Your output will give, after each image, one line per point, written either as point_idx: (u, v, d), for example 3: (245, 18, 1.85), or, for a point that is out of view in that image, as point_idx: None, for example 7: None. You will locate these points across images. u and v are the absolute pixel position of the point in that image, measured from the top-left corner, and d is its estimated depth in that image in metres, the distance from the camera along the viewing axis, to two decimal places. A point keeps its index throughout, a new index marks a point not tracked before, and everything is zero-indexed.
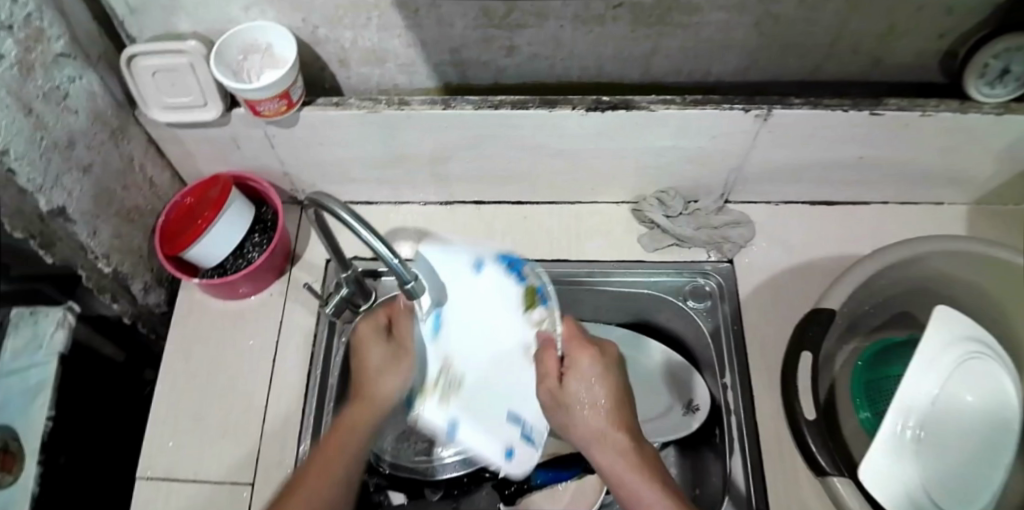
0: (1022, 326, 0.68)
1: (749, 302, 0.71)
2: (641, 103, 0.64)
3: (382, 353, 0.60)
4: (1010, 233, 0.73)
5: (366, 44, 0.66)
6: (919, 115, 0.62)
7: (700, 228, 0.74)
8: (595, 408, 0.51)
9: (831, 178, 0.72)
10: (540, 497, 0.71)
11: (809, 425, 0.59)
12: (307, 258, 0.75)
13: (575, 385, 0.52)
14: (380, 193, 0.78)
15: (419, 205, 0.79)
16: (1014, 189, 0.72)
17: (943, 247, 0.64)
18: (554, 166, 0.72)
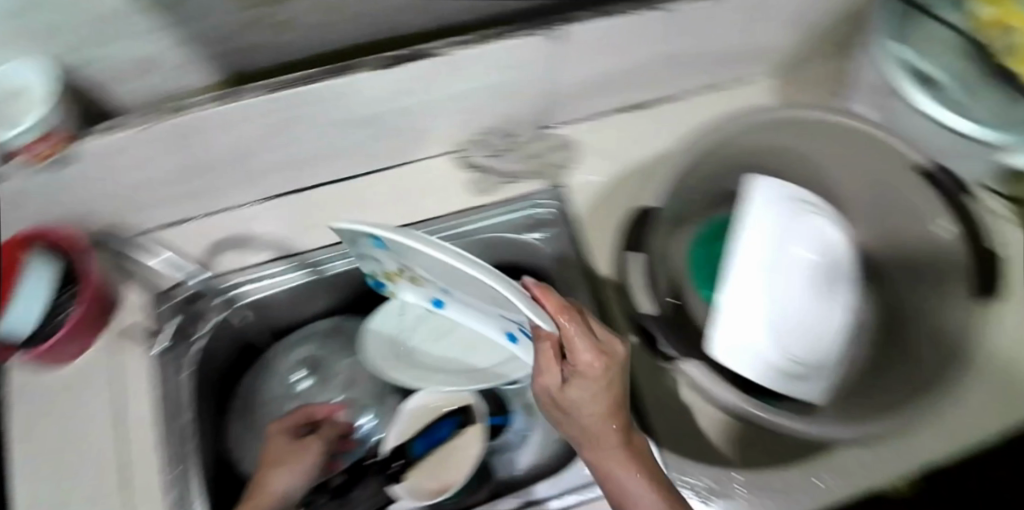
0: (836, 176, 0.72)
1: (584, 219, 0.72)
2: (428, 51, 0.63)
3: (284, 445, 0.66)
4: (816, 94, 0.76)
5: (131, 54, 0.62)
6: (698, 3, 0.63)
7: (526, 160, 0.74)
8: (598, 413, 0.50)
9: (638, 81, 0.73)
10: (424, 470, 0.67)
11: None
12: (141, 296, 0.72)
13: (576, 391, 0.50)
14: (200, 205, 0.74)
15: (244, 207, 0.76)
16: (810, 52, 0.74)
17: (746, 120, 0.66)
18: (366, 133, 0.71)
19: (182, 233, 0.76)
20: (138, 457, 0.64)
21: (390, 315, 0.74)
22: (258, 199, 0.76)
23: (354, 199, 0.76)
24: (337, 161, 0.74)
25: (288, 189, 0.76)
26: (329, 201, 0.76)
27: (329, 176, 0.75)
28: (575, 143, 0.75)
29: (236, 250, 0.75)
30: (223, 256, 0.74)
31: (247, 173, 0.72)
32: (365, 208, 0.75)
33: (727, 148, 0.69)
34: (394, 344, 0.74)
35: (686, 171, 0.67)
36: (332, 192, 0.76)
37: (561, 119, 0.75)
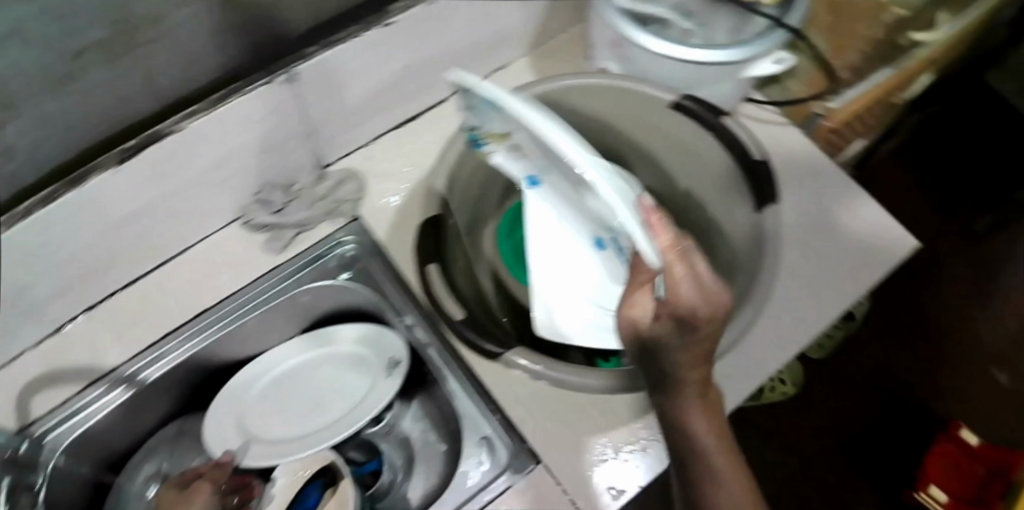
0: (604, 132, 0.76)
1: (393, 245, 0.70)
2: (166, 129, 0.57)
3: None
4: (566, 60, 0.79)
5: None
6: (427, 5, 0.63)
7: (314, 205, 0.71)
8: (672, 360, 0.47)
9: (399, 96, 0.72)
10: None
11: (460, 323, 0.62)
12: None
13: (662, 327, 0.45)
14: None
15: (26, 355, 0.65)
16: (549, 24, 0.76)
17: None
18: (132, 234, 0.63)
19: None
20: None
21: (234, 399, 0.72)
22: (54, 329, 0.66)
23: (147, 302, 0.69)
24: (111, 273, 0.66)
25: (73, 313, 0.67)
26: (121, 314, 0.68)
27: (110, 288, 0.68)
28: (359, 172, 0.73)
29: (45, 390, 0.64)
30: (30, 400, 0.64)
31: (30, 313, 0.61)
32: (167, 306, 0.69)
33: None
34: (244, 428, 0.71)
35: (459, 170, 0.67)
36: (117, 300, 0.69)
37: (336, 154, 0.73)
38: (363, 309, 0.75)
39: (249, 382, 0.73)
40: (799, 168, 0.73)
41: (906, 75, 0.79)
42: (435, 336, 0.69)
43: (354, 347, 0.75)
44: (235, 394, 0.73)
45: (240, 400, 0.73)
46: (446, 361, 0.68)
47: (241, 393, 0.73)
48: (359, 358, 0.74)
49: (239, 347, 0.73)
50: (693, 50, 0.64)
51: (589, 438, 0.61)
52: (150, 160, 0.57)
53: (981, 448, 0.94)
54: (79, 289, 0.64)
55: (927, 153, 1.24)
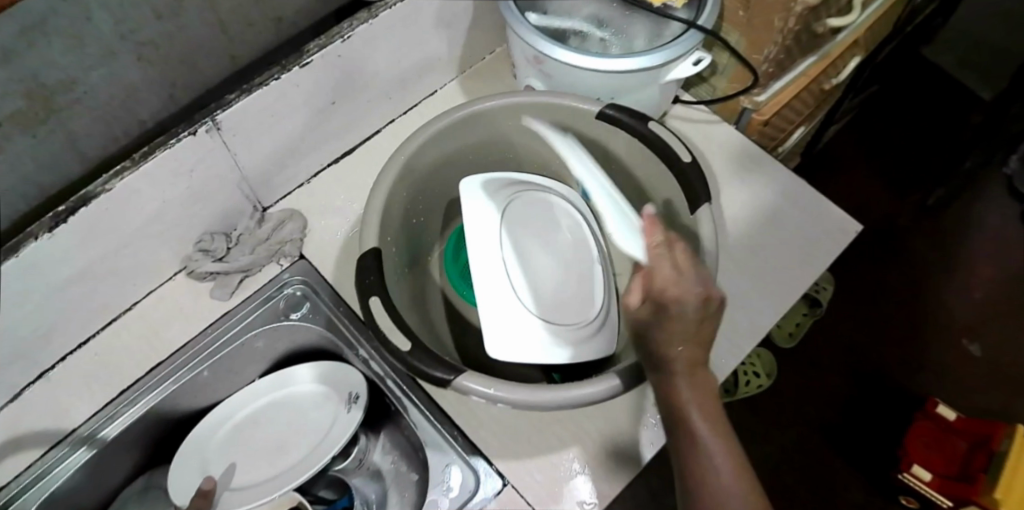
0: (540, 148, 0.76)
1: (337, 279, 0.70)
2: (96, 188, 0.57)
3: None
4: (492, 83, 0.81)
5: None
6: (342, 43, 0.65)
7: (256, 248, 0.71)
8: (663, 338, 0.52)
9: (330, 133, 0.73)
10: None
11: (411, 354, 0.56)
12: None
13: (657, 310, 0.52)
14: None
15: None
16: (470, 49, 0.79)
17: (437, 128, 0.67)
18: (75, 297, 0.64)
19: None
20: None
21: (194, 451, 0.72)
22: (11, 396, 0.65)
23: (99, 363, 0.68)
24: (59, 338, 0.65)
25: (24, 380, 0.65)
26: (70, 378, 0.67)
27: (58, 355, 0.67)
28: (300, 211, 0.74)
29: (9, 457, 0.64)
30: None
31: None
32: (120, 364, 0.68)
33: (428, 158, 0.69)
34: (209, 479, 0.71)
35: (398, 199, 0.67)
36: (67, 366, 0.68)
37: (275, 196, 0.74)
38: (320, 346, 0.75)
39: (207, 432, 0.73)
40: (734, 162, 0.75)
41: (830, 61, 0.82)
42: (390, 367, 0.67)
43: (316, 387, 0.75)
44: (196, 444, 0.72)
45: (200, 451, 0.72)
46: (404, 392, 0.66)
47: (203, 444, 0.72)
48: (318, 396, 0.75)
49: (197, 396, 0.73)
50: (616, 60, 0.65)
51: (554, 454, 0.61)
52: (83, 223, 0.57)
53: (959, 422, 0.93)
54: (26, 359, 0.64)
55: (876, 132, 1.26)
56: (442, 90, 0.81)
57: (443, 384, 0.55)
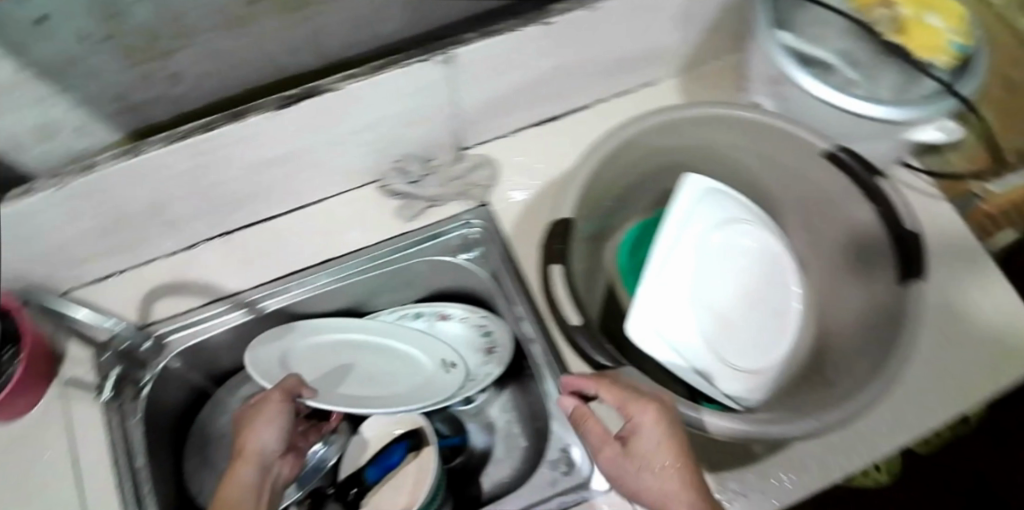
0: (745, 168, 0.74)
1: (516, 235, 0.72)
2: (326, 85, 0.64)
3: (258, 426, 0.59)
4: (714, 90, 0.79)
5: (27, 122, 0.62)
6: (586, 12, 0.66)
7: (444, 183, 0.74)
8: (661, 467, 0.48)
9: (545, 95, 0.75)
10: (384, 496, 0.66)
11: (579, 332, 0.58)
12: (73, 352, 0.73)
13: (640, 438, 0.49)
14: (115, 265, 0.73)
15: (164, 256, 0.74)
16: (701, 51, 0.78)
17: (657, 122, 0.66)
18: (278, 175, 0.70)
19: (106, 290, 0.73)
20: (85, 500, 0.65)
21: (306, 345, 0.73)
22: (186, 245, 0.74)
23: (275, 238, 0.74)
24: (246, 206, 0.72)
25: (210, 233, 0.74)
26: (252, 241, 0.74)
27: (249, 219, 0.74)
28: (496, 159, 0.76)
29: (173, 295, 0.72)
30: (153, 305, 0.71)
31: (177, 224, 0.71)
32: (288, 246, 0.73)
33: (639, 149, 0.68)
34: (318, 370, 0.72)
35: (600, 181, 0.67)
36: (253, 231, 0.74)
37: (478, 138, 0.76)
38: (475, 292, 0.77)
39: (324, 328, 0.73)
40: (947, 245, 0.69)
41: None
42: (540, 332, 0.67)
43: (457, 325, 0.76)
44: (308, 341, 0.73)
45: (310, 348, 0.73)
46: (548, 364, 0.66)
47: (314, 343, 0.73)
48: (442, 336, 0.77)
49: (351, 297, 0.76)
50: (853, 101, 0.63)
51: None
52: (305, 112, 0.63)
53: None
54: (222, 211, 0.71)
55: None
56: (660, 84, 0.81)
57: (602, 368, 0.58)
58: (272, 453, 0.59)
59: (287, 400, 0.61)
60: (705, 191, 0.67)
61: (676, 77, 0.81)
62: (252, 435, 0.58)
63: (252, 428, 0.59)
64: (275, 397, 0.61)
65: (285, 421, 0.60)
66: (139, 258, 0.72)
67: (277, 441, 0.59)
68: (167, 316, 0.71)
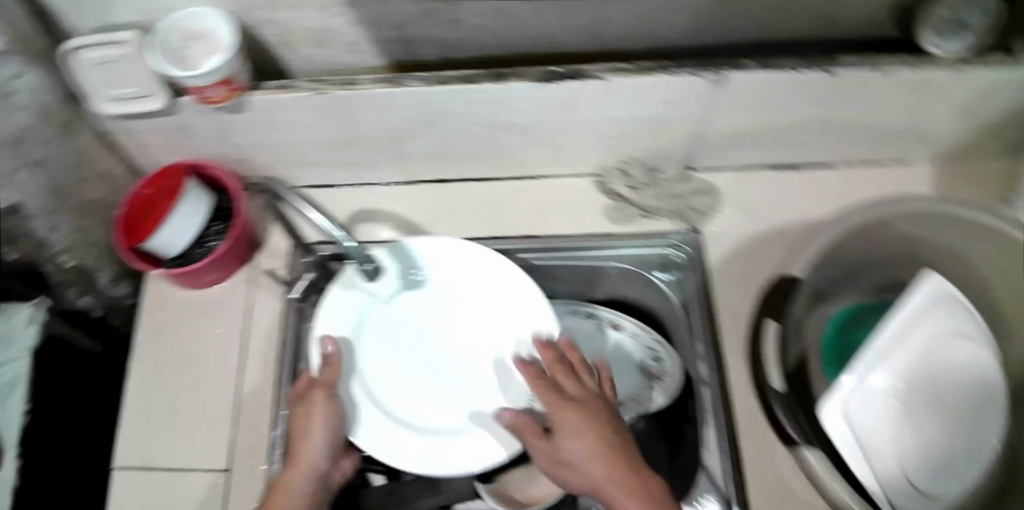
0: (981, 288, 0.68)
1: (720, 273, 0.72)
2: (592, 72, 0.65)
3: (301, 416, 0.61)
4: (977, 191, 0.72)
5: (309, 24, 0.65)
6: (877, 74, 0.62)
7: (665, 198, 0.74)
8: (586, 461, 0.54)
9: (792, 142, 0.72)
10: (518, 475, 0.72)
11: (778, 398, 0.62)
12: (273, 243, 0.80)
13: (570, 439, 0.55)
14: (339, 177, 0.79)
15: (380, 186, 0.80)
16: (974, 146, 0.72)
17: (903, 206, 0.62)
18: (513, 142, 0.73)
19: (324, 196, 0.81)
20: (251, 376, 0.74)
21: (354, 348, 0.70)
22: (404, 181, 0.80)
23: (487, 201, 0.78)
24: (471, 163, 0.77)
25: (428, 177, 0.79)
26: (464, 197, 0.79)
27: (470, 175, 0.79)
28: (720, 191, 0.75)
29: (379, 222, 0.78)
30: (361, 226, 0.78)
31: (402, 157, 0.76)
32: (497, 212, 0.78)
33: (881, 233, 0.65)
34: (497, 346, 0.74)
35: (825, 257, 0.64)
36: (468, 187, 0.79)
37: (711, 162, 0.75)
38: (654, 311, 0.79)
39: (367, 324, 0.72)
40: None
41: None
42: (716, 377, 0.67)
43: (627, 339, 0.78)
44: (356, 340, 0.70)
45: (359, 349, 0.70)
46: (716, 411, 0.66)
47: (361, 342, 0.71)
48: (501, 341, 0.71)
49: (541, 277, 0.80)
50: None
51: None
52: (562, 90, 0.65)
53: None
54: (451, 159, 0.76)
55: None
56: (914, 165, 0.75)
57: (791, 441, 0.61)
58: (326, 450, 0.61)
59: (331, 391, 0.63)
60: (938, 294, 0.63)
61: (933, 163, 0.75)
62: (302, 439, 0.60)
63: (299, 428, 0.60)
64: (318, 396, 0.62)
65: (330, 418, 0.61)
66: (358, 180, 0.79)
67: (327, 440, 0.61)
68: (367, 240, 0.77)
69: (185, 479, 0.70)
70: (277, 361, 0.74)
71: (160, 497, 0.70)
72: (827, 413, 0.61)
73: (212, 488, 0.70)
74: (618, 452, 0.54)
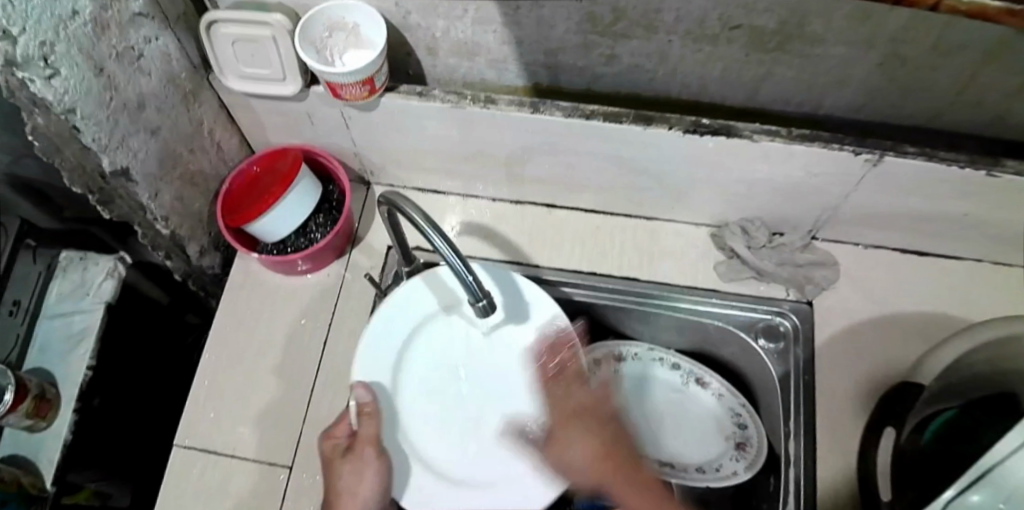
0: None
1: (824, 350, 0.70)
2: (743, 131, 0.61)
3: (345, 472, 0.61)
4: None
5: (458, 35, 0.62)
6: None
7: (783, 264, 0.73)
8: (579, 470, 0.53)
9: (924, 229, 0.70)
10: None
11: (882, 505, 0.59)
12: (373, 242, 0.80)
13: (568, 448, 0.54)
14: (448, 185, 0.79)
15: (487, 200, 0.80)
16: None
17: None
18: (639, 184, 0.72)
19: (432, 201, 0.81)
20: (328, 373, 0.74)
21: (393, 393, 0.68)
22: (516, 200, 0.80)
23: (595, 236, 0.77)
24: (586, 195, 0.76)
25: (538, 201, 0.79)
26: (571, 225, 0.79)
27: (581, 205, 0.78)
28: (838, 265, 0.74)
29: (482, 239, 0.78)
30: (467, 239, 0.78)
31: (520, 181, 0.76)
32: (605, 247, 0.77)
33: None
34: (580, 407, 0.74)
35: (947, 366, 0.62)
36: (577, 217, 0.79)
37: (834, 235, 0.74)
38: (742, 374, 0.78)
39: (407, 365, 0.70)
40: None
41: None
42: (806, 460, 0.66)
43: (709, 397, 0.77)
44: (393, 384, 0.69)
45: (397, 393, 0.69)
46: (796, 494, 0.65)
47: (402, 390, 0.69)
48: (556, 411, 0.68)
49: (635, 321, 0.78)
50: None
51: None
52: (704, 145, 0.63)
53: None
54: (569, 188, 0.75)
55: None
56: None
57: None
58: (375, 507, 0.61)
59: (376, 450, 0.62)
60: None
61: None
62: (352, 499, 0.59)
63: (348, 488, 0.60)
64: (367, 454, 0.61)
65: (377, 476, 0.61)
66: (470, 193, 0.80)
67: (374, 500, 0.61)
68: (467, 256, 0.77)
69: (247, 468, 0.70)
70: None
71: (221, 480, 0.69)
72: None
73: (275, 487, 0.69)
74: (617, 460, 0.51)
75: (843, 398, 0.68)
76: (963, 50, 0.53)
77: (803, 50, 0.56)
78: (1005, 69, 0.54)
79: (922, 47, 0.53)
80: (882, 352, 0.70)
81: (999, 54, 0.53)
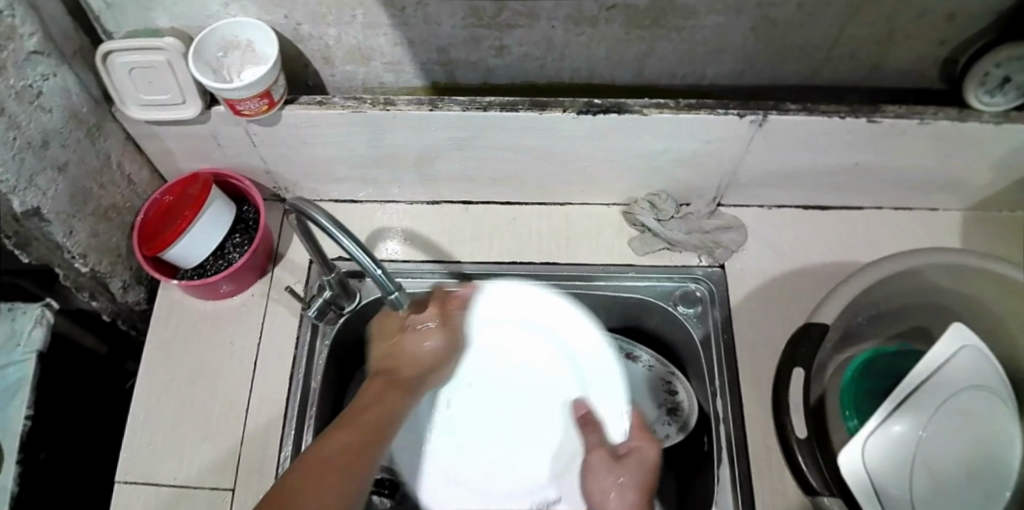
0: None
1: (739, 309, 0.72)
2: (633, 106, 0.64)
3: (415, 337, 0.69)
4: (1000, 242, 0.75)
5: (351, 42, 0.64)
6: (917, 123, 0.62)
7: (690, 232, 0.76)
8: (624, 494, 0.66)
9: (818, 183, 0.73)
10: None
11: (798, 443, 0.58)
12: (296, 258, 0.80)
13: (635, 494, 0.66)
14: (366, 193, 0.81)
15: (404, 204, 0.82)
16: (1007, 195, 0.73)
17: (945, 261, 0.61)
18: (546, 170, 0.74)
19: (352, 211, 0.82)
20: (263, 392, 0.74)
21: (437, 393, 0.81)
22: (432, 200, 0.81)
23: (511, 226, 0.79)
24: (499, 186, 0.78)
25: (454, 198, 0.81)
26: (486, 219, 0.80)
27: (495, 198, 0.80)
28: (744, 226, 0.77)
29: (405, 242, 0.80)
30: (387, 242, 0.80)
31: (435, 178, 0.77)
32: (523, 234, 0.79)
33: (916, 280, 0.64)
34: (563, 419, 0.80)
35: (854, 307, 0.63)
36: (492, 210, 0.80)
37: (736, 200, 0.77)
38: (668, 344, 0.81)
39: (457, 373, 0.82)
40: None
41: None
42: (734, 416, 0.68)
43: (640, 369, 0.80)
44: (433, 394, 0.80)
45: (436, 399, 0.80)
46: (727, 449, 0.66)
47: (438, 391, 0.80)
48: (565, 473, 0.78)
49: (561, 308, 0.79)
50: None
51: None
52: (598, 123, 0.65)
53: None
54: (480, 182, 0.77)
55: None
56: (944, 211, 0.77)
57: (810, 488, 0.56)
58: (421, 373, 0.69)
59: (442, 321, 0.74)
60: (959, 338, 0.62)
61: (964, 209, 0.77)
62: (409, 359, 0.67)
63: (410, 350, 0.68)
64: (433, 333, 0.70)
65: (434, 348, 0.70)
66: (389, 197, 0.81)
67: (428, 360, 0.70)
68: (384, 259, 0.78)
69: (191, 495, 0.69)
70: (289, 376, 0.74)
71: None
72: (849, 456, 0.59)
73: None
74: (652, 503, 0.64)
75: (762, 352, 0.70)
76: (827, 6, 0.56)
77: (678, 22, 0.59)
78: (865, 19, 0.58)
79: (788, 7, 0.56)
80: (797, 304, 0.72)
81: (860, 6, 0.56)
